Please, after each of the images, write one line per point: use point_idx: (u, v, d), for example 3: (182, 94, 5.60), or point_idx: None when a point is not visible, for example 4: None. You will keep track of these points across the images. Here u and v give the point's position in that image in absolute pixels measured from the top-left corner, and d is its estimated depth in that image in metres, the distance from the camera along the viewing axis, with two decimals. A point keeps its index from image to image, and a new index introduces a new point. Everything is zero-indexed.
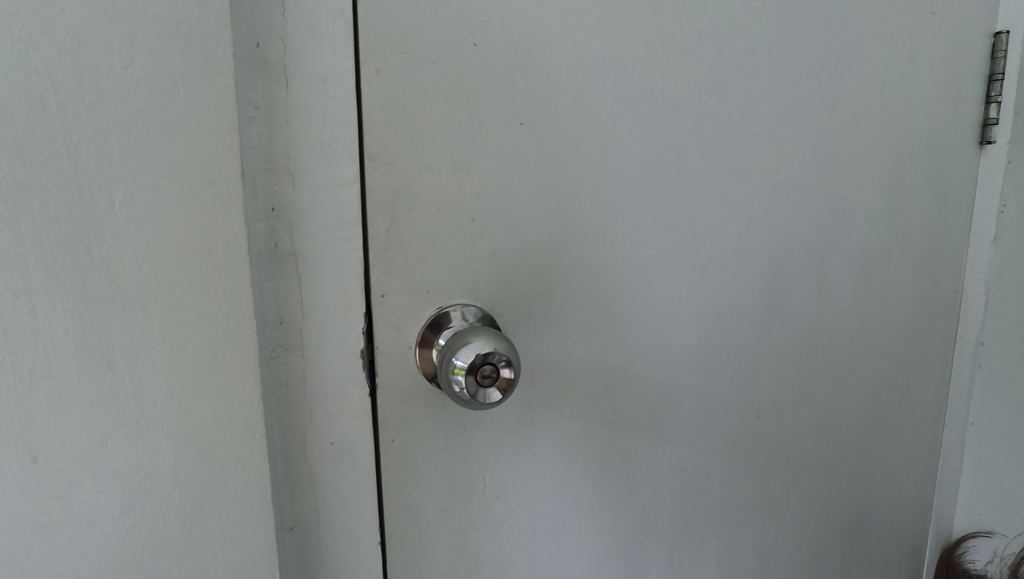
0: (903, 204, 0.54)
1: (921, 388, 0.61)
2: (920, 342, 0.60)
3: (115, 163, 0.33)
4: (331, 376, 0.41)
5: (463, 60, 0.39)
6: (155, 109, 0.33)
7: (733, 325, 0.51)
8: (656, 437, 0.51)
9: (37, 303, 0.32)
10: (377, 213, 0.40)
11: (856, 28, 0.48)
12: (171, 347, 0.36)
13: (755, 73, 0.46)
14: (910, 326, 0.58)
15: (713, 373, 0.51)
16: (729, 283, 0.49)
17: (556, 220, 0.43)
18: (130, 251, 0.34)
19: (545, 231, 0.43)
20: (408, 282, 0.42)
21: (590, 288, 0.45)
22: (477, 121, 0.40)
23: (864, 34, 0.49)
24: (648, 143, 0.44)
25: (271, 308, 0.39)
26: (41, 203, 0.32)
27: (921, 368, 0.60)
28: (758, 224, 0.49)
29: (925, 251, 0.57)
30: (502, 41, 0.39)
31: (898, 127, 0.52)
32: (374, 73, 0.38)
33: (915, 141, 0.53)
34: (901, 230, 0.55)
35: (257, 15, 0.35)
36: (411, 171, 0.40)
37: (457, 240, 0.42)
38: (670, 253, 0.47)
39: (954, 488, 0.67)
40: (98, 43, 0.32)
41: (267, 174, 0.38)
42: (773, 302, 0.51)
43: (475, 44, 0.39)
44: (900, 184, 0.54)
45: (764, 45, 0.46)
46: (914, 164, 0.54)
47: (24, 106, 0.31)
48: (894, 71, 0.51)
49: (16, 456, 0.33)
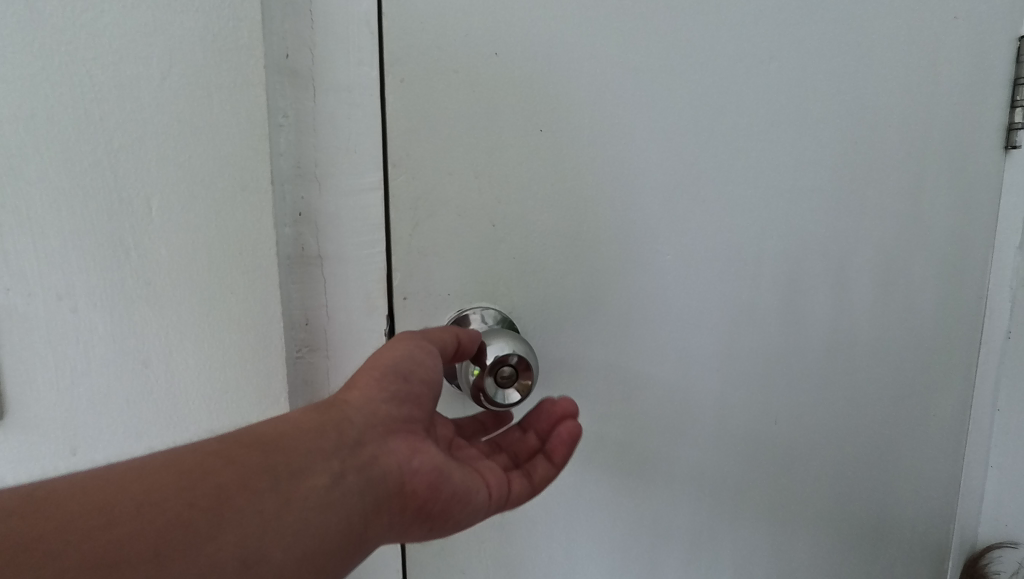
0: (924, 210, 0.54)
1: (944, 396, 0.60)
2: (943, 349, 0.59)
3: (153, 168, 0.36)
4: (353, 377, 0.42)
5: (485, 70, 0.39)
6: (191, 118, 0.36)
7: (753, 330, 0.51)
8: (673, 441, 0.51)
9: (79, 304, 0.36)
10: (400, 219, 0.40)
11: (874, 34, 0.48)
12: (201, 346, 0.39)
13: (775, 79, 0.46)
14: (932, 333, 0.58)
15: (731, 379, 0.51)
16: (748, 289, 0.49)
17: (575, 225, 0.44)
18: (165, 254, 0.37)
19: (564, 236, 0.44)
20: (429, 287, 0.42)
21: (606, 293, 0.46)
22: (496, 128, 0.40)
23: (882, 40, 0.48)
24: (666, 150, 0.44)
25: (296, 309, 0.40)
26: (85, 206, 0.35)
27: (944, 375, 0.60)
28: (778, 230, 0.49)
29: (948, 257, 0.56)
30: (522, 51, 0.39)
31: (918, 133, 0.52)
32: (398, 84, 0.38)
33: (936, 146, 0.53)
34: (922, 237, 0.54)
35: (287, 29, 0.37)
36: (434, 177, 0.40)
37: (478, 245, 0.42)
38: (688, 259, 0.47)
39: (981, 498, 0.66)
40: (138, 57, 0.34)
41: (295, 180, 0.39)
42: (793, 308, 0.51)
43: (496, 54, 0.39)
44: (920, 190, 0.53)
45: (783, 52, 0.46)
46: (936, 169, 0.53)
47: (70, 116, 0.34)
48: (913, 77, 0.50)
49: (62, 445, 0.38)
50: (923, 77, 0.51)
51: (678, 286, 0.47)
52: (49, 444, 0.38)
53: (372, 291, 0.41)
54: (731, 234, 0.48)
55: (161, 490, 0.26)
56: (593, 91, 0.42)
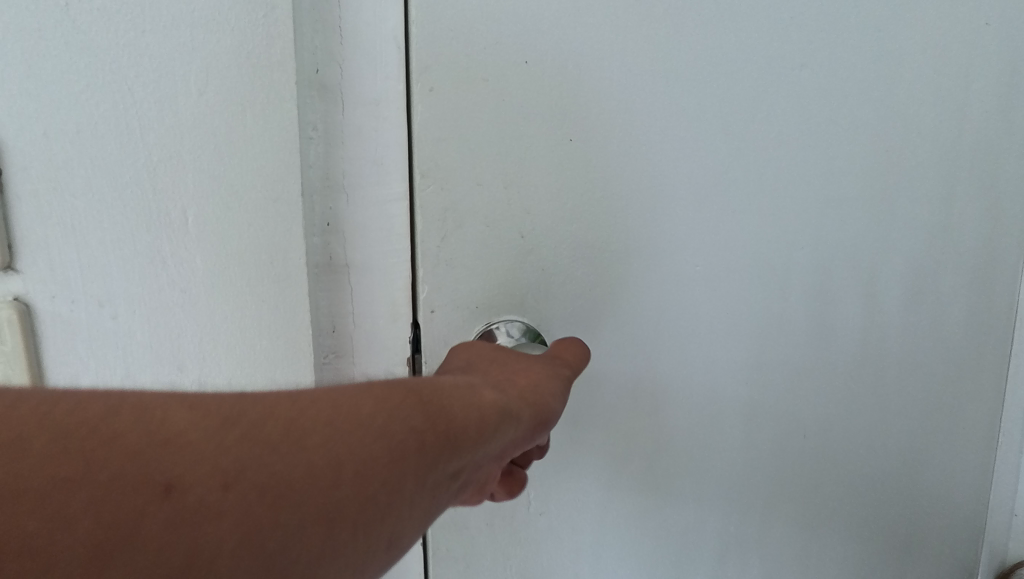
0: (972, 218, 0.51)
1: (988, 413, 0.57)
2: (989, 365, 0.56)
3: (189, 181, 0.37)
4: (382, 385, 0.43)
5: (514, 78, 0.39)
6: (226, 133, 0.37)
7: (784, 343, 0.50)
8: (699, 451, 0.51)
9: (119, 310, 0.39)
10: (428, 229, 0.41)
11: (920, 33, 0.45)
12: (232, 352, 0.41)
13: (816, 85, 0.45)
14: (975, 348, 0.55)
15: (761, 391, 0.51)
16: (781, 301, 0.49)
17: (602, 236, 0.44)
18: (201, 263, 0.39)
19: (591, 247, 0.44)
20: (458, 295, 0.42)
21: (634, 304, 0.46)
22: (525, 137, 0.41)
23: (931, 38, 0.45)
24: (698, 159, 0.44)
25: (324, 316, 0.41)
26: (127, 216, 0.37)
27: (989, 392, 0.57)
28: (810, 242, 0.48)
29: (1000, 268, 0.53)
30: (553, 59, 0.40)
31: (970, 136, 0.48)
32: (427, 92, 0.39)
33: (991, 151, 0.49)
34: (968, 246, 0.51)
35: (317, 43, 0.37)
36: (462, 187, 0.41)
37: (506, 256, 0.43)
38: (715, 271, 0.47)
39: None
40: (176, 74, 0.36)
41: (324, 191, 0.39)
42: (827, 320, 0.50)
43: (526, 62, 0.39)
44: (970, 197, 0.50)
45: (824, 57, 0.44)
46: (990, 176, 0.50)
47: (112, 130, 0.36)
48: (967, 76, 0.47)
49: None
50: (987, 76, 0.47)
51: (708, 296, 0.47)
52: None
53: (398, 300, 0.42)
54: (764, 243, 0.47)
55: (314, 479, 0.21)
56: (620, 100, 0.42)
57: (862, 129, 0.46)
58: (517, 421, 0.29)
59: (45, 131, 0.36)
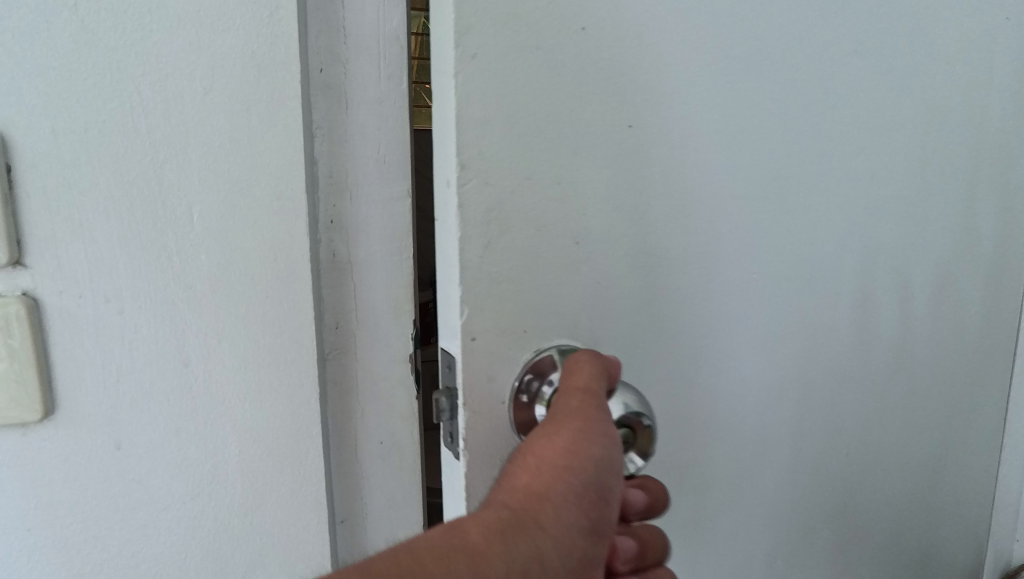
0: (995, 220, 0.50)
1: (1006, 417, 0.56)
2: (1005, 368, 0.55)
3: (194, 179, 0.37)
4: (386, 381, 0.46)
5: (570, 48, 0.34)
6: (231, 131, 0.38)
7: (834, 354, 0.47)
8: (749, 481, 0.46)
9: (125, 305, 0.37)
10: (469, 235, 0.34)
11: (946, 33, 0.44)
12: (238, 348, 0.40)
13: (864, 74, 0.42)
14: (995, 352, 0.54)
15: (811, 410, 0.47)
16: (833, 308, 0.45)
17: (654, 240, 0.38)
18: (205, 259, 0.38)
19: (643, 253, 0.38)
20: (501, 318, 0.36)
21: (692, 320, 0.40)
22: (580, 118, 0.35)
23: (955, 39, 0.45)
24: (751, 154, 0.40)
25: (328, 311, 0.44)
26: (132, 212, 0.37)
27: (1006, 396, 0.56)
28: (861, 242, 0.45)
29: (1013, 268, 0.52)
30: (605, 28, 0.34)
31: (991, 138, 0.48)
32: (468, 62, 0.32)
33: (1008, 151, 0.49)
34: (991, 249, 0.51)
35: (322, 45, 0.41)
36: (508, 182, 0.34)
37: (556, 265, 0.36)
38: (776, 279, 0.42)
39: None
40: (182, 73, 0.36)
41: (329, 190, 0.43)
42: (870, 328, 0.47)
43: (582, 29, 0.34)
44: (990, 199, 0.49)
45: (868, 45, 0.42)
46: (1005, 177, 0.50)
47: (119, 129, 0.36)
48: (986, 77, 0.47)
49: (103, 443, 0.38)
50: (1003, 77, 0.47)
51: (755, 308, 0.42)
52: (91, 440, 0.38)
53: (399, 297, 0.45)
54: (818, 244, 0.43)
55: None
56: (680, 79, 0.36)
57: (896, 128, 0.44)
58: (548, 533, 0.29)
59: (52, 129, 0.35)
